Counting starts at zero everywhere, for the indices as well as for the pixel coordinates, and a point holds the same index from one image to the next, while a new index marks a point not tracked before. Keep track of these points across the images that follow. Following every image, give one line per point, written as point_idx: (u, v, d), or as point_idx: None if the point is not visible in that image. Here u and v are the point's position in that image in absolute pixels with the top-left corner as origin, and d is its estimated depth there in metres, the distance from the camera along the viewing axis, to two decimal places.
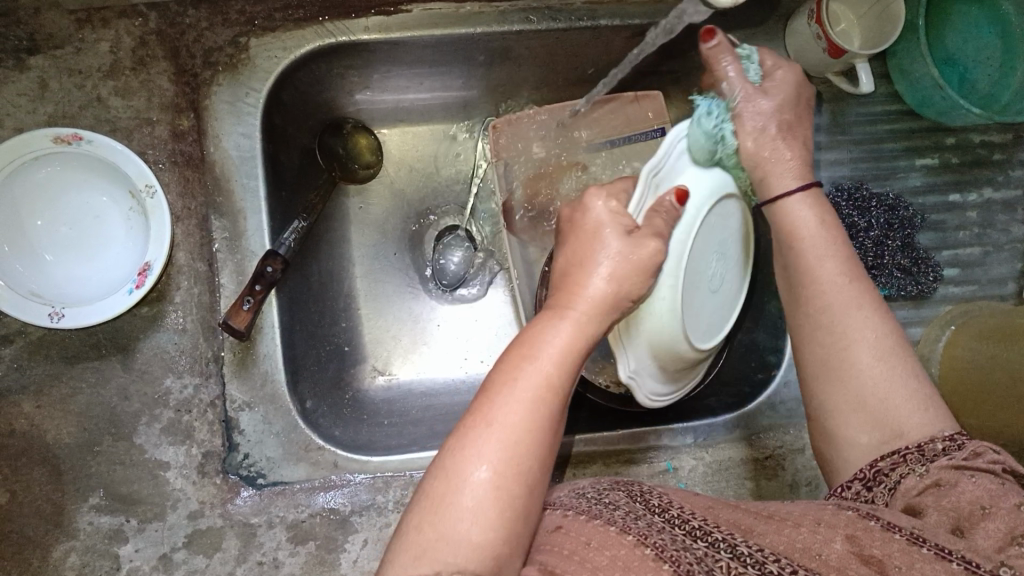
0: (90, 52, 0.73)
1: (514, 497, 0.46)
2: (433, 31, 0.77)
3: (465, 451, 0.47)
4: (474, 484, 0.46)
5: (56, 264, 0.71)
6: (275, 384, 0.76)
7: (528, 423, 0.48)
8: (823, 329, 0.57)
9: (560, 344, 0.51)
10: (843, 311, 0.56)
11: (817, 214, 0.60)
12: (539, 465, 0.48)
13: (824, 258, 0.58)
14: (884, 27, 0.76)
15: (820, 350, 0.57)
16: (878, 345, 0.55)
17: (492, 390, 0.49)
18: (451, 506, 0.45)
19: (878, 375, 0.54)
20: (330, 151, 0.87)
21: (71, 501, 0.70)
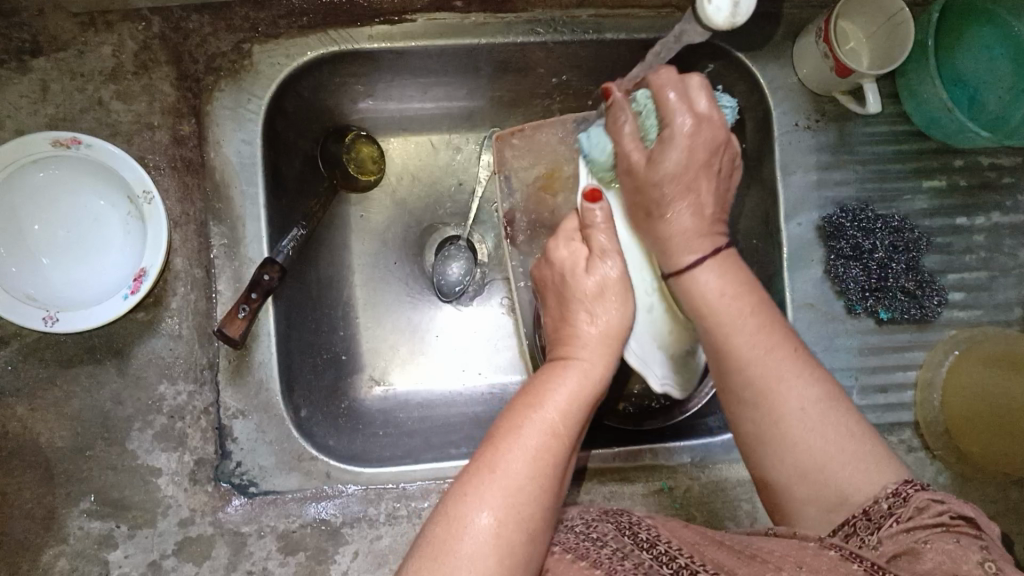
0: (93, 56, 0.73)
1: (517, 547, 0.45)
2: (438, 40, 0.76)
3: (472, 496, 0.46)
4: (477, 529, 0.45)
5: (53, 267, 0.70)
6: (269, 393, 0.75)
7: (534, 468, 0.47)
8: (752, 400, 0.53)
9: (566, 396, 0.52)
10: (768, 387, 0.52)
11: (720, 282, 0.56)
12: (542, 514, 0.47)
13: (737, 324, 0.54)
14: (894, 47, 0.75)
15: (751, 425, 0.53)
16: (806, 412, 0.51)
17: (498, 440, 0.48)
18: (453, 553, 0.44)
19: (817, 447, 0.50)
20: (332, 158, 0.86)
21: (62, 505, 0.70)
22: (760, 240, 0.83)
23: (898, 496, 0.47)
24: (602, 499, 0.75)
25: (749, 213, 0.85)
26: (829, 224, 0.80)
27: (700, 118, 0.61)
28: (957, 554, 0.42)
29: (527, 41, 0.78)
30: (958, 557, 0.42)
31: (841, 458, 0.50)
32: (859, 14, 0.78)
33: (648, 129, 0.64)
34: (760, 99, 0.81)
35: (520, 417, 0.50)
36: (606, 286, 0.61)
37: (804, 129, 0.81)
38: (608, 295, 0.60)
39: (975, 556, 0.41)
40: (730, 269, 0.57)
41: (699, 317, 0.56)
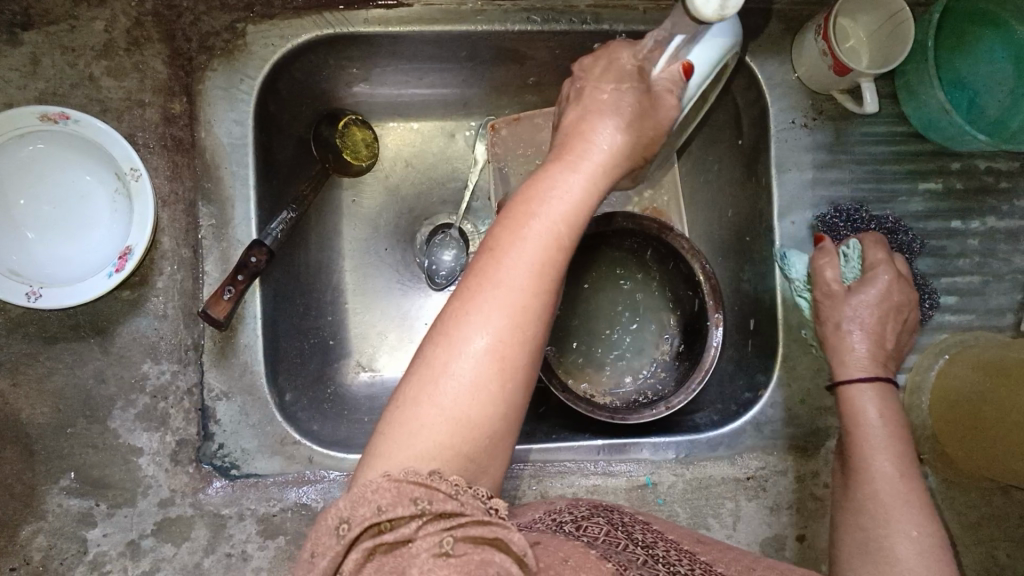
0: (85, 30, 0.72)
1: (517, 363, 0.41)
2: (433, 27, 0.76)
3: (469, 307, 0.42)
4: (479, 343, 0.41)
5: (38, 242, 0.70)
6: (254, 376, 0.75)
7: (534, 280, 0.43)
8: (868, 513, 0.62)
9: (566, 202, 0.47)
10: (891, 501, 0.61)
11: (880, 411, 0.67)
12: (543, 324, 0.43)
13: (882, 450, 0.64)
14: (896, 46, 0.74)
15: (859, 532, 0.61)
16: (917, 535, 0.59)
17: (497, 246, 0.44)
18: (452, 371, 0.40)
19: (916, 563, 0.57)
20: (325, 141, 0.85)
21: (42, 482, 0.69)
22: (754, 237, 0.83)
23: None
24: (584, 492, 0.75)
25: (743, 210, 0.85)
26: (824, 223, 0.79)
27: (896, 269, 0.71)
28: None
29: (523, 30, 0.77)
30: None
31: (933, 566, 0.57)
32: (861, 12, 0.77)
33: (845, 271, 0.74)
34: (758, 96, 0.81)
35: (515, 224, 0.45)
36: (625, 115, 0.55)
37: (801, 127, 0.80)
38: (634, 116, 0.56)
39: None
40: (891, 405, 0.67)
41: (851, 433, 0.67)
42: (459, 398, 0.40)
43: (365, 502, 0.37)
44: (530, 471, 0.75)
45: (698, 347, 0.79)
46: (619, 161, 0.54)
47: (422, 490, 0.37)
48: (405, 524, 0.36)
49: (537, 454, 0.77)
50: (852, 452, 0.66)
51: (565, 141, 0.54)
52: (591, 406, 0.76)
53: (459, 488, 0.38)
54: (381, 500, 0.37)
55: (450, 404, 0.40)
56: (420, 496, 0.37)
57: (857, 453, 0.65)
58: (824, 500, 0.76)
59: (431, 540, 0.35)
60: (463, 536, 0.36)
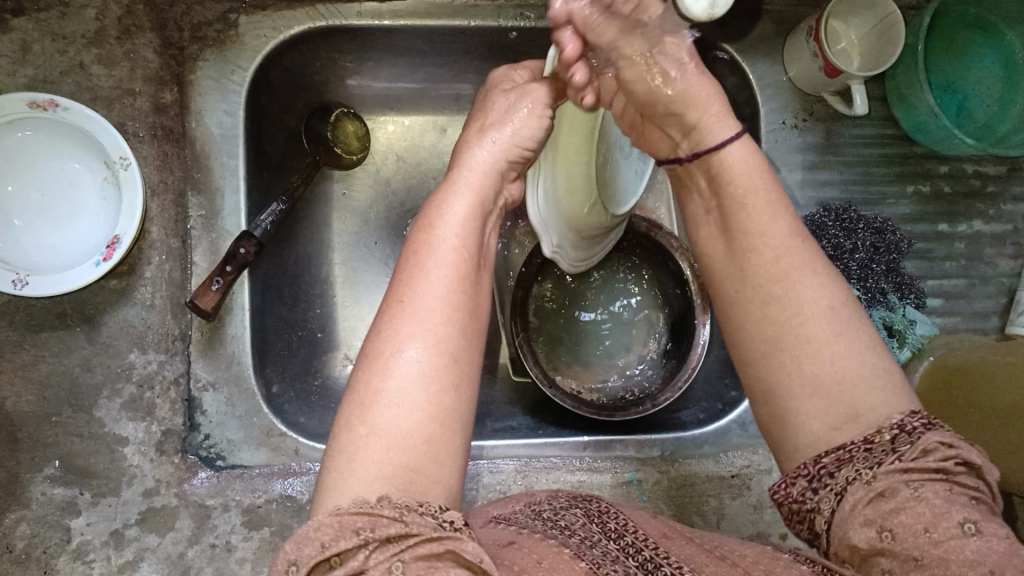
0: (76, 18, 0.72)
1: (449, 374, 0.41)
2: (426, 20, 0.76)
3: (387, 333, 0.41)
4: (404, 364, 0.40)
5: (25, 230, 0.70)
6: (240, 366, 0.76)
7: (447, 294, 0.43)
8: (771, 306, 0.45)
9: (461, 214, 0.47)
10: (780, 275, 0.45)
11: (757, 164, 0.48)
12: (468, 331, 0.43)
13: (771, 214, 0.46)
14: (885, 48, 0.75)
15: (769, 336, 0.45)
16: (834, 311, 0.44)
17: (402, 275, 0.43)
18: (379, 395, 0.39)
19: (832, 339, 0.44)
20: (315, 135, 0.84)
21: (25, 470, 0.69)
22: None
23: (902, 429, 0.41)
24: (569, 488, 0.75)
25: None
26: (811, 223, 0.79)
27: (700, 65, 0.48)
28: (939, 513, 0.38)
29: (516, 25, 0.77)
30: (939, 516, 0.38)
31: (868, 382, 0.43)
32: (852, 14, 0.78)
33: None
34: (748, 97, 0.81)
35: (415, 248, 0.45)
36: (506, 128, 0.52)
37: (790, 128, 0.81)
38: (518, 109, 0.53)
39: (958, 516, 0.38)
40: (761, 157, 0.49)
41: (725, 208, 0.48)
42: (392, 420, 0.39)
43: (310, 541, 0.35)
44: (515, 466, 0.75)
45: (686, 346, 0.80)
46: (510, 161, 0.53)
47: (366, 519, 0.36)
48: (354, 556, 0.34)
49: (521, 450, 0.78)
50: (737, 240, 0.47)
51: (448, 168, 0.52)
52: (577, 401, 0.77)
53: (404, 509, 0.36)
54: (324, 536, 0.35)
55: (384, 428, 0.39)
56: (363, 524, 0.35)
57: (764, 271, 0.46)
58: None
59: (382, 569, 0.33)
60: (412, 557, 0.34)
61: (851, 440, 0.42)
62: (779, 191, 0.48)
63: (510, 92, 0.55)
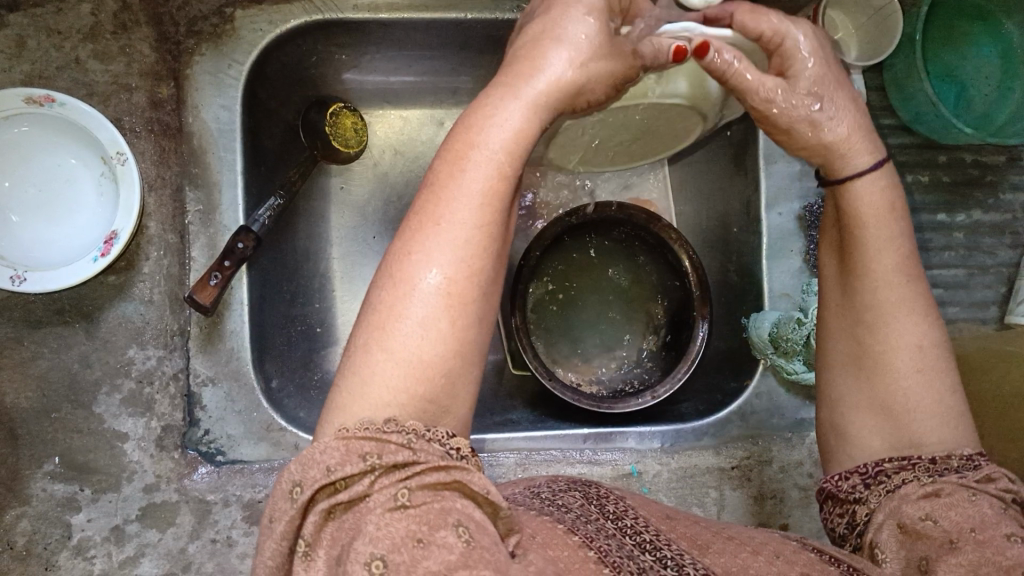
0: (72, 13, 0.72)
1: (470, 304, 0.40)
2: (422, 14, 0.76)
3: (413, 251, 0.39)
4: (426, 288, 0.39)
5: (22, 226, 0.70)
6: (240, 361, 0.76)
7: (482, 219, 0.40)
8: (864, 329, 0.49)
9: (516, 120, 0.42)
10: (885, 307, 0.48)
11: (886, 202, 0.48)
12: (493, 260, 0.41)
13: (882, 254, 0.48)
14: (884, 37, 0.76)
15: (856, 350, 0.49)
16: (922, 352, 0.47)
17: (438, 187, 0.40)
18: (401, 315, 0.38)
19: (917, 374, 0.47)
20: (314, 128, 0.84)
21: (25, 466, 0.69)
22: (741, 229, 0.84)
23: (968, 460, 0.45)
24: None
25: (731, 200, 0.85)
26: (810, 213, 0.80)
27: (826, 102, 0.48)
28: (988, 521, 0.41)
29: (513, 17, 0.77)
30: (987, 523, 0.41)
31: (933, 412, 0.47)
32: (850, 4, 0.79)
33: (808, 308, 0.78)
34: None
35: (460, 155, 0.41)
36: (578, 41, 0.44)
37: None
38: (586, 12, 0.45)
39: (1005, 529, 0.40)
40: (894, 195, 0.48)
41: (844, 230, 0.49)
42: (411, 343, 0.38)
43: (315, 463, 0.36)
44: (515, 459, 0.75)
45: (686, 337, 0.80)
46: (578, 89, 0.45)
47: (373, 444, 0.36)
48: (359, 481, 0.35)
49: (521, 442, 0.77)
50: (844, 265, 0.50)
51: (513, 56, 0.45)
52: (577, 394, 0.77)
53: (411, 434, 0.37)
54: (330, 459, 0.36)
55: (402, 351, 0.38)
56: (370, 450, 0.36)
57: (869, 297, 0.48)
58: (807, 489, 0.76)
59: (386, 494, 0.35)
60: (419, 485, 0.35)
61: (917, 455, 0.46)
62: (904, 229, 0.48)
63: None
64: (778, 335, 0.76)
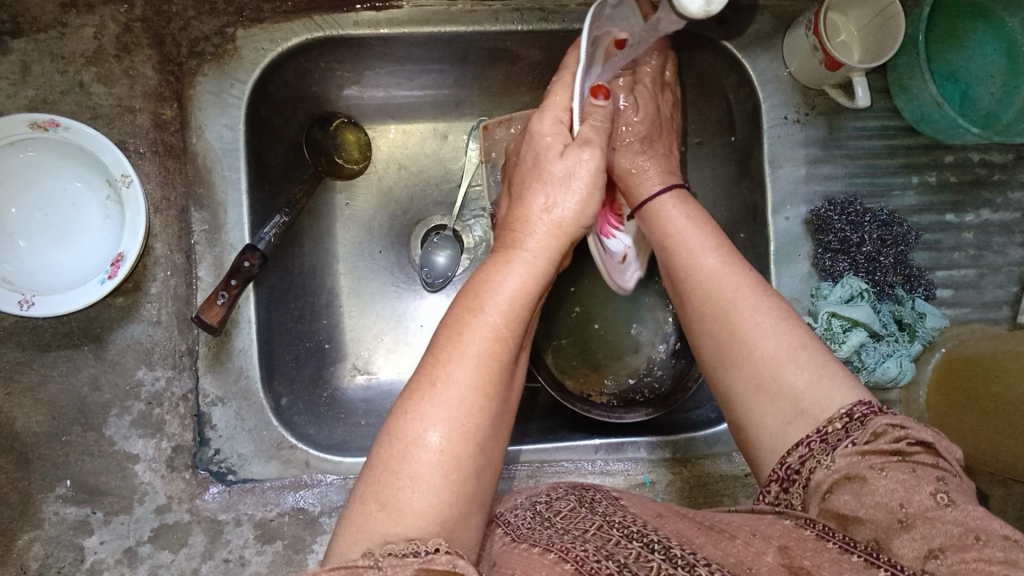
0: (74, 38, 0.72)
1: (467, 459, 0.44)
2: (424, 28, 0.76)
3: (415, 413, 0.45)
4: (425, 446, 0.44)
5: (30, 250, 0.70)
6: (248, 380, 0.75)
7: (478, 380, 0.46)
8: (710, 318, 0.55)
9: (510, 292, 0.50)
10: (718, 296, 0.55)
11: (686, 216, 0.63)
12: (490, 420, 0.46)
13: (702, 254, 0.58)
14: (885, 39, 0.75)
15: (713, 341, 0.55)
16: (764, 321, 0.52)
17: (440, 351, 0.47)
18: (399, 473, 0.43)
19: (768, 340, 0.51)
20: (317, 145, 0.85)
21: (38, 490, 0.69)
22: (748, 234, 0.84)
23: (851, 418, 0.47)
24: None
25: (736, 205, 0.85)
26: (817, 217, 0.79)
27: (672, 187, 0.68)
28: (911, 487, 0.42)
29: (515, 28, 0.76)
30: (911, 490, 0.42)
31: (795, 364, 0.50)
32: (851, 6, 0.77)
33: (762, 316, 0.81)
34: (749, 93, 0.81)
35: (458, 324, 0.48)
36: (565, 179, 0.57)
37: (792, 123, 0.80)
38: (569, 187, 0.57)
39: (928, 489, 0.42)
40: (697, 210, 0.64)
41: (666, 250, 0.61)
42: (410, 499, 0.43)
43: None
44: (526, 471, 0.75)
45: None
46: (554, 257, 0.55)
47: (343, 573, 0.40)
48: None
49: (533, 455, 0.76)
50: (678, 284, 0.59)
51: (505, 229, 0.57)
52: (586, 406, 0.78)
53: (381, 557, 0.41)
54: None
55: (400, 505, 0.43)
56: None
57: (700, 293, 0.57)
58: None
59: None
60: None
61: (811, 430, 0.48)
62: (715, 228, 0.61)
63: (565, 158, 0.58)
64: None
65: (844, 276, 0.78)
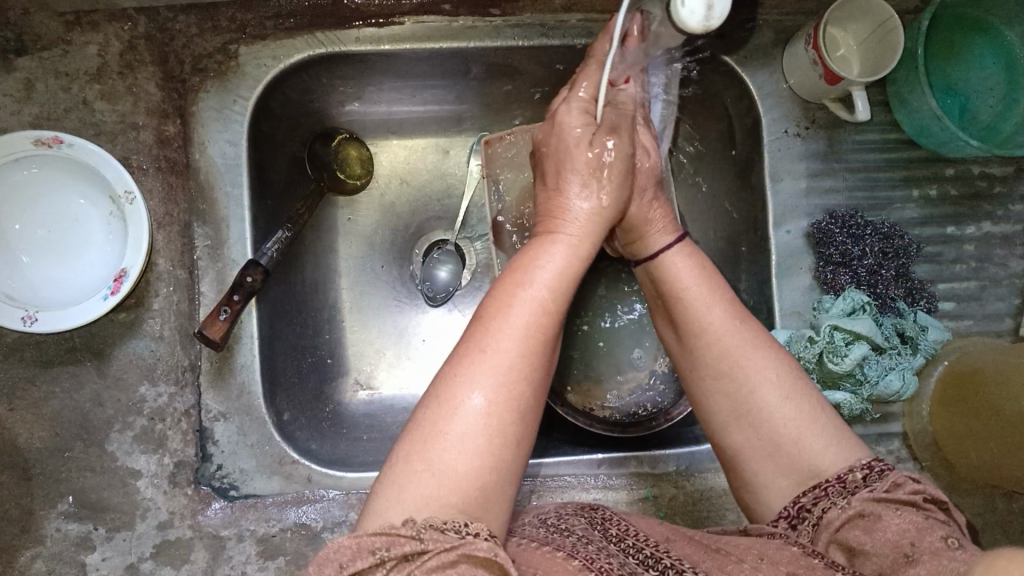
0: (78, 55, 0.73)
1: (509, 427, 0.44)
2: (427, 44, 0.76)
3: (461, 376, 0.45)
4: (468, 407, 0.44)
5: (32, 266, 0.70)
6: (251, 396, 0.75)
7: (522, 349, 0.46)
8: (721, 375, 0.53)
9: (552, 270, 0.52)
10: (733, 355, 0.53)
11: (691, 262, 0.60)
12: (533, 392, 0.46)
13: (709, 306, 0.56)
14: (885, 53, 0.75)
15: (725, 398, 0.53)
16: (781, 381, 0.52)
17: (486, 320, 0.48)
18: (443, 434, 0.43)
19: (787, 406, 0.51)
20: (320, 160, 0.85)
21: (40, 506, 0.69)
22: (750, 248, 0.84)
23: (872, 470, 0.48)
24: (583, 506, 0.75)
25: (738, 218, 0.85)
26: (818, 230, 0.79)
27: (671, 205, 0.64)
28: (924, 530, 0.43)
29: (516, 44, 0.77)
30: (924, 532, 0.43)
31: (817, 433, 0.50)
32: (850, 20, 0.77)
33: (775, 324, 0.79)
34: (749, 107, 0.81)
35: (502, 300, 0.49)
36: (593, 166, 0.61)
37: (794, 137, 0.81)
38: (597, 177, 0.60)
39: (939, 534, 0.43)
40: (697, 253, 0.61)
41: (669, 299, 0.58)
42: (451, 461, 0.42)
43: (329, 560, 0.40)
44: (529, 485, 0.75)
45: None
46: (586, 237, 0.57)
47: (383, 539, 0.40)
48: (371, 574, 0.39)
49: (534, 468, 0.76)
50: (682, 334, 0.57)
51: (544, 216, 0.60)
52: (588, 420, 0.79)
53: (422, 528, 0.40)
54: (343, 557, 0.39)
55: (441, 467, 0.42)
56: (380, 545, 0.39)
57: (709, 348, 0.54)
58: None
59: None
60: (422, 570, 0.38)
61: (823, 479, 0.49)
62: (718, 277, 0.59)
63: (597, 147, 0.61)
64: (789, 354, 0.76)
65: (846, 289, 0.78)
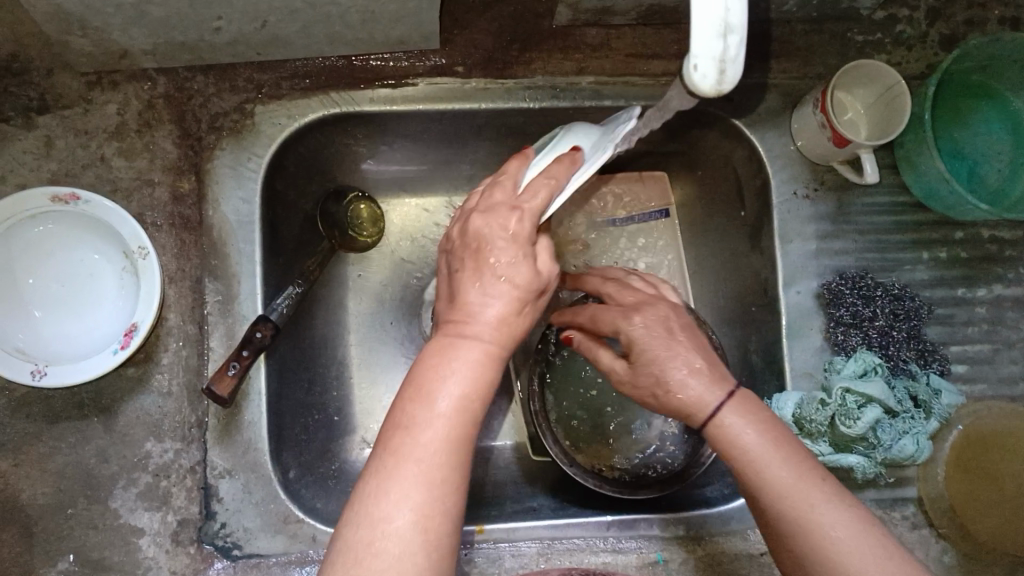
0: (98, 114, 0.74)
1: (440, 531, 0.44)
2: (439, 105, 0.77)
3: (383, 496, 0.44)
4: (394, 530, 0.43)
5: (44, 321, 0.70)
6: (257, 453, 0.73)
7: (441, 455, 0.45)
8: (796, 539, 0.50)
9: (461, 374, 0.47)
10: (801, 516, 0.50)
11: (750, 421, 0.55)
12: (458, 490, 0.45)
13: (773, 465, 0.52)
14: (892, 117, 0.75)
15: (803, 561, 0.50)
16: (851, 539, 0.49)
17: (405, 427, 0.45)
18: (370, 558, 0.42)
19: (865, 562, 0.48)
20: (331, 218, 0.86)
21: (40, 565, 0.69)
22: (759, 308, 0.83)
23: None
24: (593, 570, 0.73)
25: (748, 278, 0.85)
26: (829, 290, 0.79)
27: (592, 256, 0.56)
28: None
29: (528, 105, 0.78)
30: None
31: None
32: (857, 86, 0.79)
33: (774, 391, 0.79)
34: (759, 167, 0.81)
35: (410, 413, 0.46)
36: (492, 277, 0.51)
37: (803, 198, 0.80)
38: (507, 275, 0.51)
39: None
40: (752, 406, 0.56)
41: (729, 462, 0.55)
42: None
43: None
44: (537, 548, 0.74)
45: None
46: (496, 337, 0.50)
47: None
48: None
49: (543, 531, 0.75)
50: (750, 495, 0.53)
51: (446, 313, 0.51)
52: (598, 481, 0.77)
53: None
54: None
55: None
56: None
57: (778, 510, 0.51)
58: None
59: None
60: None
61: None
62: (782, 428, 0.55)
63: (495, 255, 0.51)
64: (800, 416, 0.75)
65: (857, 351, 0.78)
